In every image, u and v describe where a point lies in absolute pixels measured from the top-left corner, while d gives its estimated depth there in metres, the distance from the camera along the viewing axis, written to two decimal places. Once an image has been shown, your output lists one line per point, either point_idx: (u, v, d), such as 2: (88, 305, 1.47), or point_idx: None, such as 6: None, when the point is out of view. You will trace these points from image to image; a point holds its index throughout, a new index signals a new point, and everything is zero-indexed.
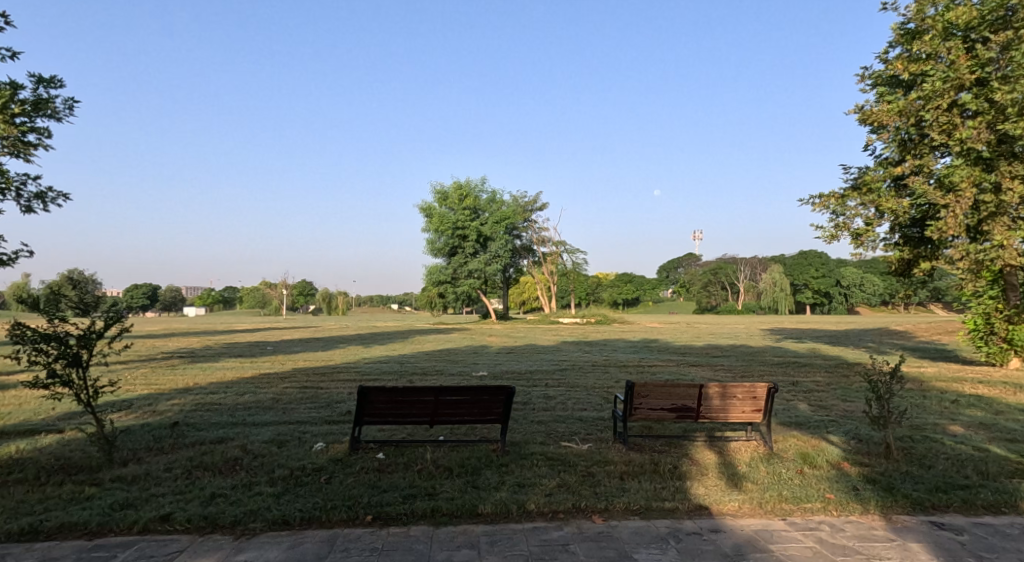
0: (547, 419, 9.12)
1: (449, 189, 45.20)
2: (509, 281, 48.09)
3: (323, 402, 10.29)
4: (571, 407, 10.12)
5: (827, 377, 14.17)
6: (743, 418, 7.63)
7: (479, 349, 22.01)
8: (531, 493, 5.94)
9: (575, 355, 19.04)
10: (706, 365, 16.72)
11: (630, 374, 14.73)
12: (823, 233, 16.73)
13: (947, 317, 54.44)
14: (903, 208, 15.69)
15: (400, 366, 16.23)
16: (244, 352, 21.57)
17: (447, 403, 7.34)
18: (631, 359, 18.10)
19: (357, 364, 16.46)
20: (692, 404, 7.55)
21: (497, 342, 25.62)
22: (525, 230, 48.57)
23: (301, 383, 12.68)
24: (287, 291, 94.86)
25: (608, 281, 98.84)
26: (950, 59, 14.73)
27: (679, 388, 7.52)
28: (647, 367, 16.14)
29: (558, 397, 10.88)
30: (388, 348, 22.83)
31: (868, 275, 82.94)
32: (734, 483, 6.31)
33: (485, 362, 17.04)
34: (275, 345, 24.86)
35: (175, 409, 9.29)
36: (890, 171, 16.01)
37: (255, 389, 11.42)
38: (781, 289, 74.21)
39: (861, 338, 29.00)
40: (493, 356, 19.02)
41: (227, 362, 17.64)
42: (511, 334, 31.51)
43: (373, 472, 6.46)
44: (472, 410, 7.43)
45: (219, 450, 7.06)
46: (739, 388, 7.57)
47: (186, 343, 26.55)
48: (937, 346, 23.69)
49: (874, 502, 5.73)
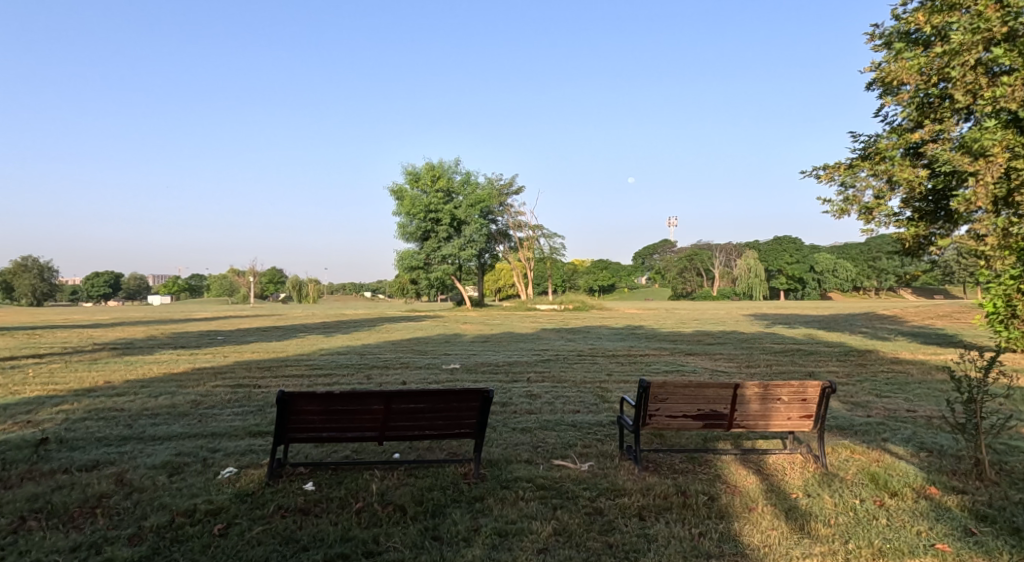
0: (532, 426, 7.32)
1: (421, 170, 43.09)
2: (484, 267, 46.22)
3: (254, 406, 8.34)
4: (560, 409, 8.30)
5: (842, 368, 12.57)
6: (788, 426, 5.90)
7: (452, 338, 20.11)
8: (517, 549, 4.13)
9: (557, 344, 17.26)
10: (703, 354, 15.06)
11: (622, 366, 12.98)
12: (831, 206, 15.15)
13: (920, 303, 54.01)
14: (920, 179, 14.06)
15: (359, 358, 14.25)
16: (188, 343, 19.42)
17: (400, 413, 5.46)
18: (620, 348, 16.37)
19: (311, 356, 14.47)
20: (723, 409, 5.78)
21: (471, 330, 23.76)
22: (500, 214, 46.67)
23: (236, 380, 10.71)
24: (257, 278, 91.80)
25: (584, 267, 97.52)
26: (976, 10, 12.91)
27: (709, 390, 5.72)
28: (639, 357, 14.43)
29: (543, 397, 9.05)
30: (351, 338, 20.84)
31: (842, 260, 82.70)
32: (799, 522, 4.56)
33: (458, 353, 15.17)
34: (229, 336, 22.70)
35: (55, 420, 7.27)
36: (906, 137, 14.38)
37: (175, 390, 9.41)
38: (757, 275, 73.50)
39: (851, 323, 27.77)
40: (466, 346, 17.16)
41: (164, 355, 15.52)
42: (486, 322, 29.68)
43: (292, 515, 4.59)
44: (435, 422, 5.57)
45: (82, 482, 5.12)
46: (785, 389, 5.79)
47: (128, 334, 24.22)
48: (937, 332, 22.36)
49: (1008, 557, 4.00)
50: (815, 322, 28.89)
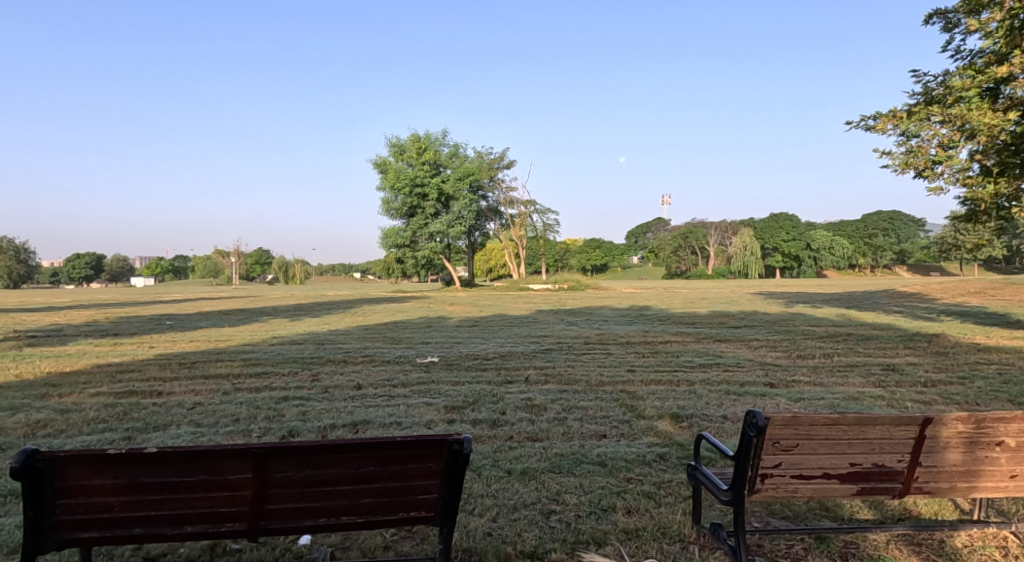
0: (537, 471, 4.69)
1: (406, 142, 39.94)
2: (474, 246, 43.40)
3: (116, 436, 5.51)
4: (577, 432, 5.64)
5: (922, 358, 9.92)
6: (1009, 491, 3.25)
7: (435, 322, 17.42)
8: None
9: (558, 329, 14.57)
10: (737, 341, 12.37)
11: (643, 357, 10.27)
12: (890, 159, 12.39)
13: (919, 280, 51.74)
14: (1005, 124, 11.27)
15: (314, 349, 11.48)
16: (127, 331, 16.55)
17: (289, 487, 2.79)
18: (633, 334, 13.71)
19: (256, 348, 11.68)
20: (896, 465, 3.16)
21: (457, 314, 20.95)
22: (490, 189, 43.89)
23: (133, 385, 7.90)
24: (241, 259, 88.51)
25: (577, 247, 94.65)
26: None
27: (875, 430, 3.08)
28: (661, 345, 11.74)
29: (550, 409, 6.42)
30: (319, 323, 17.99)
31: (841, 238, 80.28)
32: None
33: (438, 342, 12.42)
34: (182, 321, 19.87)
35: None
36: (990, 72, 11.52)
37: (28, 402, 6.66)
38: (752, 252, 71.13)
39: (875, 302, 25.29)
40: (450, 332, 14.44)
41: (79, 347, 12.73)
42: (474, 303, 26.90)
43: None
44: (357, 503, 2.89)
45: None
46: (1012, 426, 3.12)
47: (70, 319, 21.25)
48: (983, 311, 19.73)
49: None
50: (835, 300, 26.31)
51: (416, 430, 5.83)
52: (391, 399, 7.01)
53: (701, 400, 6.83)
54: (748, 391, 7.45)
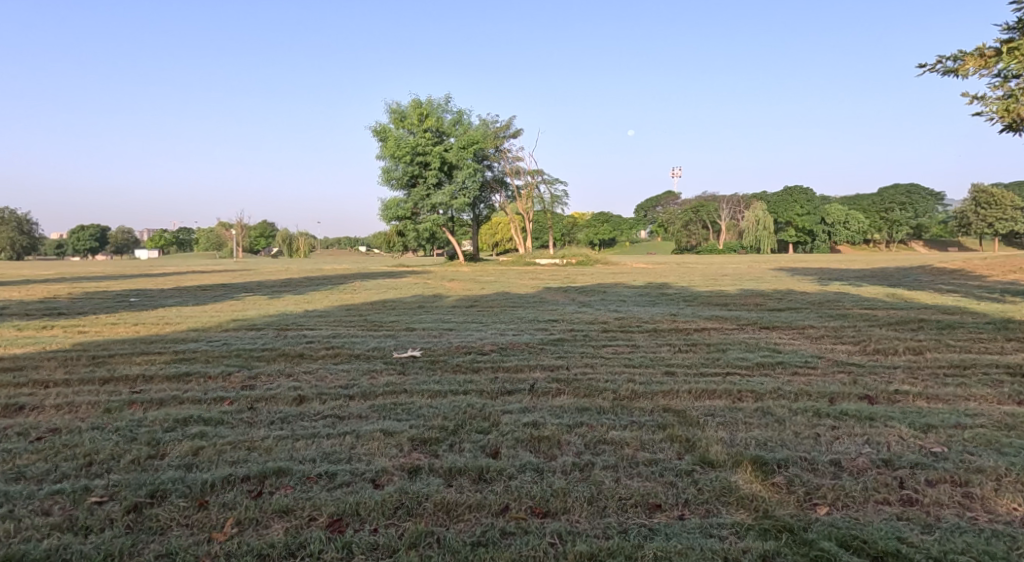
0: None
1: (407, 108, 37.44)
2: (478, 219, 41.13)
3: None
4: (614, 499, 3.48)
5: None
6: None
7: (429, 301, 15.34)
8: None
9: (570, 312, 12.40)
10: (789, 329, 10.13)
11: (681, 353, 8.06)
12: (984, 106, 9.97)
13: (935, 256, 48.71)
14: None
15: (272, 337, 9.37)
16: (76, 310, 14.44)
17: None
18: (659, 318, 11.52)
19: (203, 334, 9.56)
20: None
21: (457, 291, 18.86)
22: (496, 158, 41.46)
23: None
24: (242, 232, 86.69)
25: (585, 220, 92.04)
26: None
27: None
28: (697, 335, 9.54)
29: (569, 448, 4.24)
30: (299, 301, 15.89)
31: (857, 211, 77.29)
32: None
33: (426, 328, 10.29)
34: (149, 298, 17.72)
35: None
36: None
37: None
38: (765, 227, 68.22)
39: (915, 280, 22.85)
40: (443, 314, 12.32)
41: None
42: (476, 279, 24.80)
43: None
44: None
45: None
46: None
47: (30, 294, 19.22)
48: None
49: None
50: (869, 277, 24.02)
51: (356, 489, 3.61)
52: (335, 424, 4.83)
53: (790, 432, 4.65)
54: (847, 412, 5.25)
